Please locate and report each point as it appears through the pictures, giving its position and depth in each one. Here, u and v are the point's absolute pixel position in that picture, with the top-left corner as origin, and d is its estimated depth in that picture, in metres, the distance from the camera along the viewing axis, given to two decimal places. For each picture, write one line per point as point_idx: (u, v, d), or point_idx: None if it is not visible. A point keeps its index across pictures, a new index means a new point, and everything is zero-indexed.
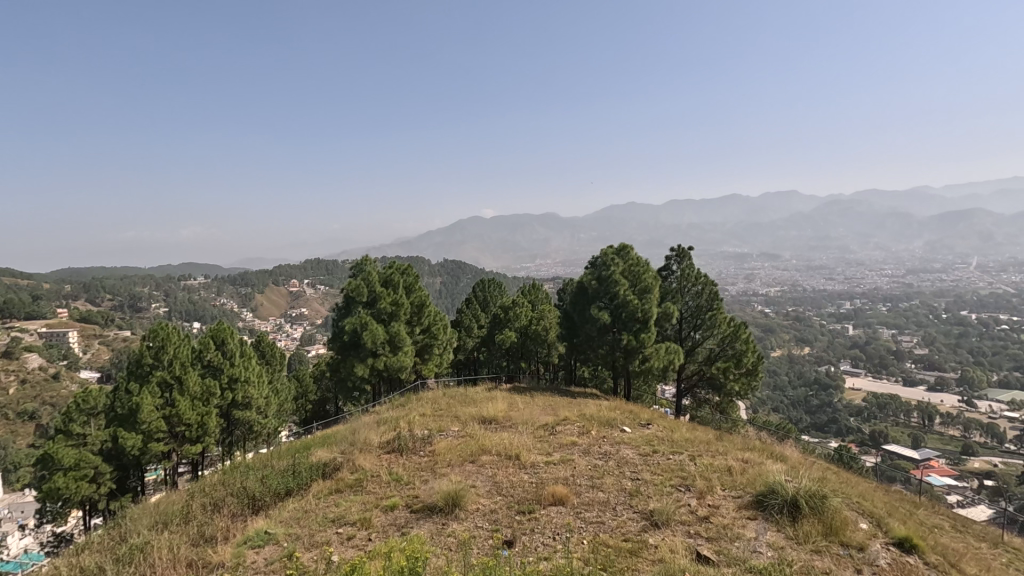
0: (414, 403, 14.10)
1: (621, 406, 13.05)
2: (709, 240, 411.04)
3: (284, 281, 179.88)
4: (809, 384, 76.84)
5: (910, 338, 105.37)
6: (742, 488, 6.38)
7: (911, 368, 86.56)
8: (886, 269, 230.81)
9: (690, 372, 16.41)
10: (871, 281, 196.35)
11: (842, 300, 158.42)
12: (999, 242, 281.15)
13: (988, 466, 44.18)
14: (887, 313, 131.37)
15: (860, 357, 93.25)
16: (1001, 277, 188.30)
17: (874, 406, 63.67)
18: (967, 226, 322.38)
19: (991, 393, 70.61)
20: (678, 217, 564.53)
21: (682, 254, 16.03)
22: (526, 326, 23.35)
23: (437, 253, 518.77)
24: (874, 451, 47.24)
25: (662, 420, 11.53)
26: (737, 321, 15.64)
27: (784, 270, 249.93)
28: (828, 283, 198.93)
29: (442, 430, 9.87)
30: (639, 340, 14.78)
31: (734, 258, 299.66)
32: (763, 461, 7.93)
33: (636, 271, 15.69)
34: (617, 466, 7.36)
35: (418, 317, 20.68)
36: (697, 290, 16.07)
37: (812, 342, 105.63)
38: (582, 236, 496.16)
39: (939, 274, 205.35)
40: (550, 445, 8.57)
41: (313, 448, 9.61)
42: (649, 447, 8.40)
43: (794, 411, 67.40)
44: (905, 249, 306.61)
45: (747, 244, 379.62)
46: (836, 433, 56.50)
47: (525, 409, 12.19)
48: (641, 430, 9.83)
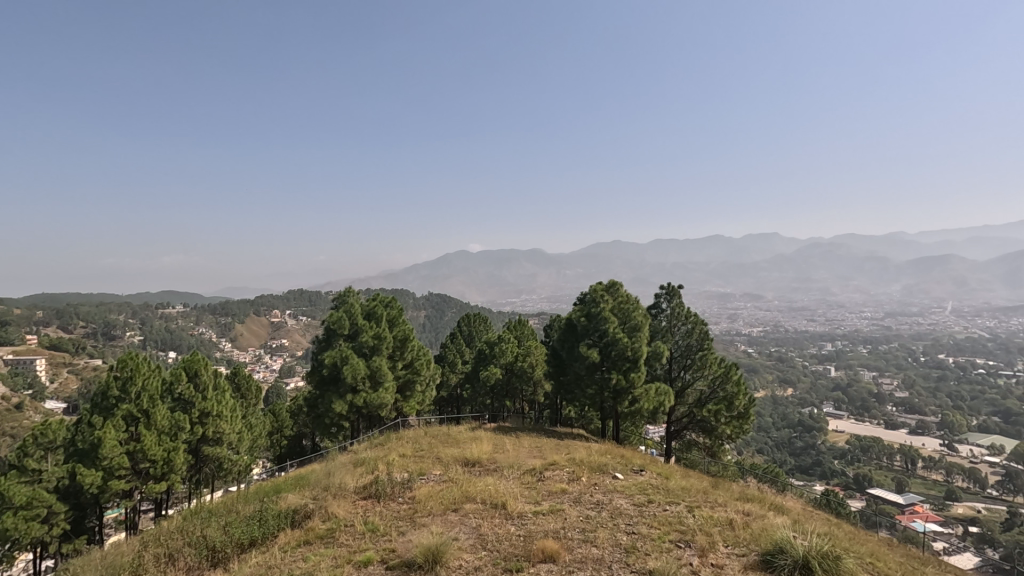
0: (393, 442, 13.46)
1: (612, 450, 12.53)
2: (693, 279, 416.69)
3: (265, 311, 177.14)
4: (792, 426, 76.68)
5: (891, 381, 106.30)
6: (746, 545, 5.95)
7: (893, 411, 86.95)
8: (866, 312, 235.30)
9: (680, 414, 15.95)
10: (851, 324, 199.07)
11: (824, 342, 160.22)
12: (972, 289, 289.17)
13: (972, 512, 43.90)
14: (868, 355, 132.99)
15: (842, 399, 93.64)
16: (976, 321, 192.91)
17: (857, 449, 63.55)
18: (941, 273, 331.64)
19: (971, 437, 71.03)
20: (662, 257, 573.59)
21: (672, 292, 15.93)
22: (511, 363, 22.73)
23: (422, 286, 516.79)
24: (859, 496, 46.74)
25: (653, 466, 11.08)
26: (727, 362, 15.38)
27: (766, 311, 253.38)
28: (810, 324, 201.87)
29: (422, 474, 9.29)
30: (628, 379, 14.39)
31: (717, 298, 303.86)
32: (764, 514, 7.53)
33: (625, 309, 15.42)
34: (610, 518, 6.88)
35: (400, 351, 20.08)
36: (686, 329, 15.84)
37: (795, 382, 105.97)
38: (568, 273, 499.35)
39: (916, 317, 209.53)
40: (541, 492, 8.06)
41: (284, 492, 8.93)
42: (643, 496, 7.93)
43: (779, 453, 66.91)
44: (883, 292, 312.98)
45: (730, 284, 385.11)
46: (820, 475, 56.15)
47: (511, 451, 11.64)
48: (633, 477, 9.37)
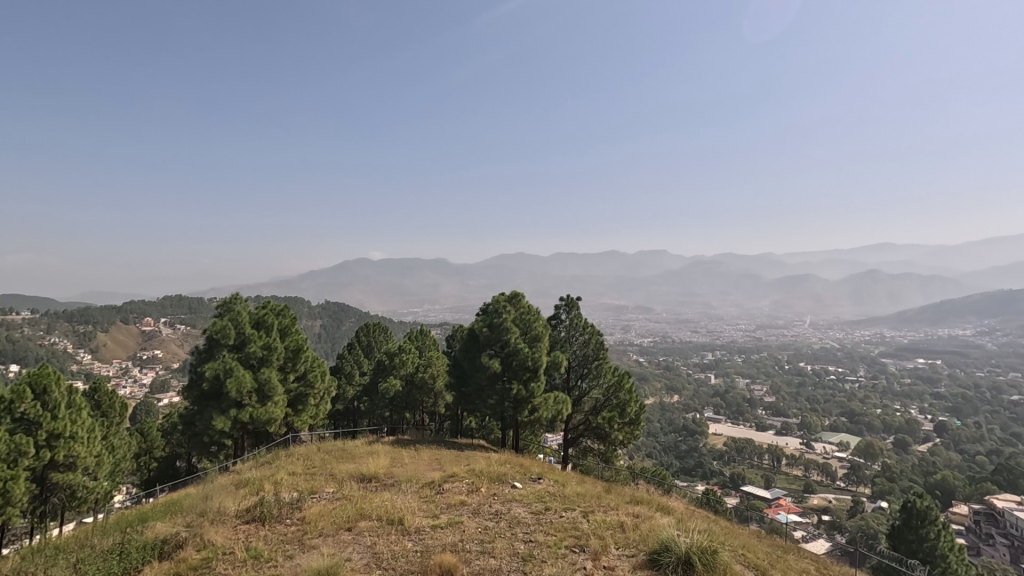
0: (282, 459, 12.58)
1: (510, 459, 12.65)
2: (590, 292, 434.71)
3: (135, 319, 159.14)
4: (678, 430, 82.24)
5: (761, 387, 117.80)
6: (635, 546, 6.25)
7: (762, 415, 96.25)
8: (740, 324, 259.19)
9: (576, 422, 16.47)
10: (728, 335, 217.98)
11: (705, 351, 173.90)
12: (826, 305, 329.15)
13: (825, 502, 49.67)
14: (742, 364, 146.13)
15: (720, 404, 102.03)
16: (828, 333, 219.67)
17: (733, 450, 69.02)
18: (801, 291, 374.35)
19: (825, 436, 80.48)
20: (562, 269, 593.02)
21: (570, 304, 16.58)
22: (412, 374, 22.24)
23: (317, 294, 491.12)
24: (734, 493, 51.12)
25: (551, 473, 11.31)
26: (620, 371, 16.18)
27: (656, 322, 270.48)
28: (694, 335, 218.53)
29: (313, 493, 8.79)
30: (528, 389, 14.68)
31: (612, 310, 319.40)
32: (652, 516, 7.98)
33: (526, 319, 15.73)
34: (508, 527, 6.93)
35: (292, 363, 18.96)
36: (584, 340, 16.47)
37: (680, 390, 113.92)
38: (471, 283, 500.33)
39: (781, 329, 234.07)
40: (439, 505, 7.93)
41: (152, 520, 8.02)
42: (540, 504, 8.09)
43: (665, 456, 71.34)
44: (755, 306, 346.56)
45: (624, 297, 407.04)
46: (701, 476, 60.73)
47: (409, 465, 11.37)
48: (531, 485, 9.53)
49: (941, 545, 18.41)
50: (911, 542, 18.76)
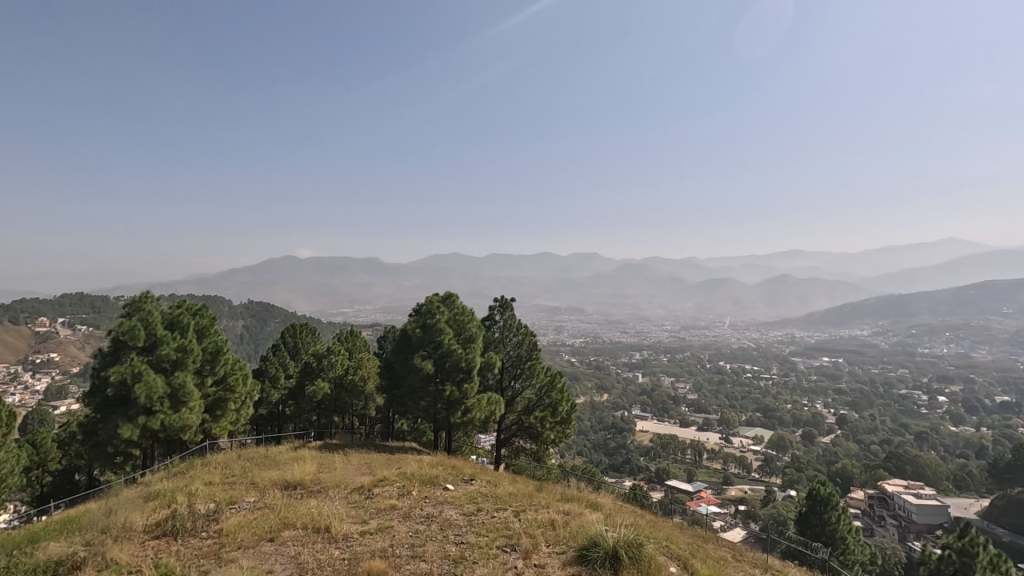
0: (198, 469, 11.82)
1: (442, 461, 12.54)
2: (524, 293, 439.14)
3: (27, 319, 144.17)
4: (607, 428, 84.69)
5: (685, 385, 123.63)
6: (565, 543, 6.38)
7: (685, 411, 100.98)
8: (666, 325, 270.70)
9: (509, 422, 16.48)
10: (655, 336, 227.16)
11: (633, 351, 180.22)
12: (743, 307, 350.23)
13: (741, 493, 52.79)
14: (668, 363, 152.64)
15: (646, 402, 106.02)
16: (745, 334, 233.88)
17: (658, 446, 71.86)
18: (722, 294, 396.28)
19: (742, 430, 85.55)
20: (497, 270, 595.14)
21: (504, 305, 16.67)
22: (341, 376, 21.52)
23: (239, 293, 465.22)
24: (659, 487, 53.28)
25: (483, 474, 11.31)
26: (553, 371, 16.46)
27: (587, 323, 277.28)
28: (623, 336, 226.04)
29: (232, 503, 8.29)
30: (461, 391, 14.59)
31: (545, 311, 324.39)
32: (581, 513, 8.18)
33: (460, 320, 15.63)
34: (439, 530, 6.86)
35: (210, 366, 17.86)
36: (517, 340, 16.61)
37: (610, 389, 117.38)
38: (405, 283, 492.09)
39: (703, 330, 246.51)
40: (368, 510, 7.73)
41: (44, 541, 7.26)
42: (472, 506, 8.06)
43: (595, 454, 73.29)
44: (680, 308, 363.12)
45: (557, 298, 414.43)
46: (629, 472, 62.88)
47: (337, 470, 10.98)
48: (464, 487, 9.48)
49: (841, 528, 20.04)
50: (816, 527, 20.27)
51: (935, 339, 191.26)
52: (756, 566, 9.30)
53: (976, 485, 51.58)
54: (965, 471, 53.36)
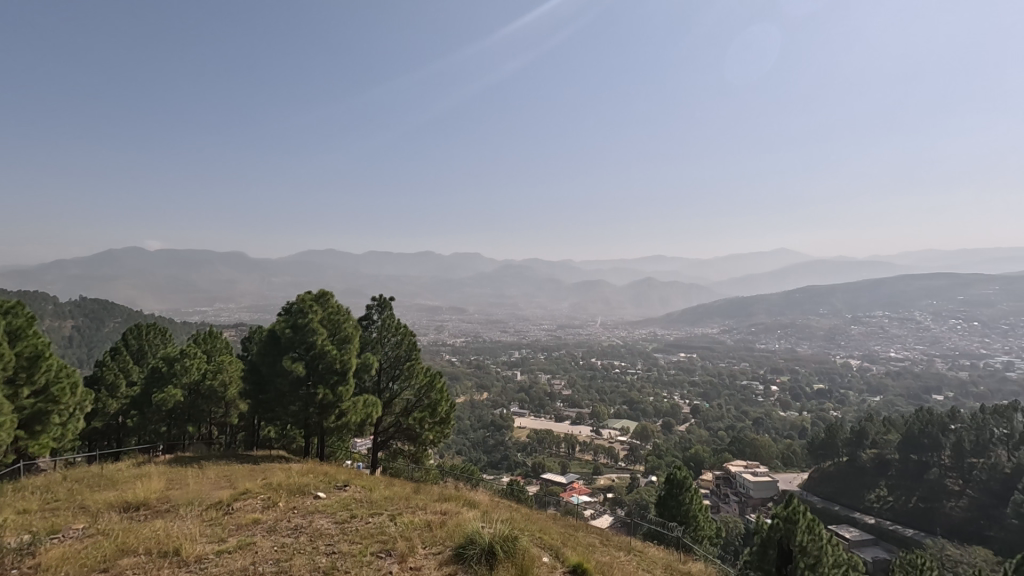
0: (8, 496, 9.97)
1: (314, 468, 11.88)
2: (404, 292, 430.20)
3: None
4: (486, 426, 85.91)
5: (560, 382, 129.35)
6: (442, 542, 6.37)
7: (560, 406, 105.71)
8: (544, 324, 281.11)
9: (387, 424, 16.07)
10: (533, 334, 234.91)
11: (513, 350, 184.78)
12: (613, 308, 374.86)
13: (609, 481, 56.48)
14: (545, 361, 158.59)
15: (524, 399, 109.23)
16: (615, 332, 250.50)
17: (535, 441, 74.33)
18: (594, 295, 420.66)
19: (610, 423, 91.53)
20: (376, 268, 576.95)
21: (383, 304, 16.22)
22: (197, 382, 19.51)
23: (67, 286, 400.72)
24: (535, 481, 55.28)
25: (358, 479, 10.90)
26: (432, 371, 16.31)
27: (468, 322, 278.86)
28: (503, 335, 230.93)
29: (54, 533, 7.11)
30: (335, 394, 13.94)
31: (426, 310, 321.07)
32: (458, 512, 8.25)
33: (335, 320, 14.87)
34: (310, 541, 6.48)
35: (27, 374, 15.20)
36: (396, 341, 16.21)
37: (489, 387, 119.25)
38: (274, 280, 458.36)
39: (578, 329, 259.57)
40: (227, 527, 7.07)
41: None
42: (345, 513, 7.71)
43: (475, 452, 74.03)
44: (557, 308, 379.10)
45: (438, 297, 411.69)
46: (507, 468, 64.46)
47: (189, 485, 9.90)
48: (337, 494, 9.04)
49: (694, 507, 22.20)
50: (673, 508, 22.27)
51: (769, 336, 219.76)
52: (620, 549, 9.99)
53: (799, 461, 60.11)
54: (791, 449, 61.88)
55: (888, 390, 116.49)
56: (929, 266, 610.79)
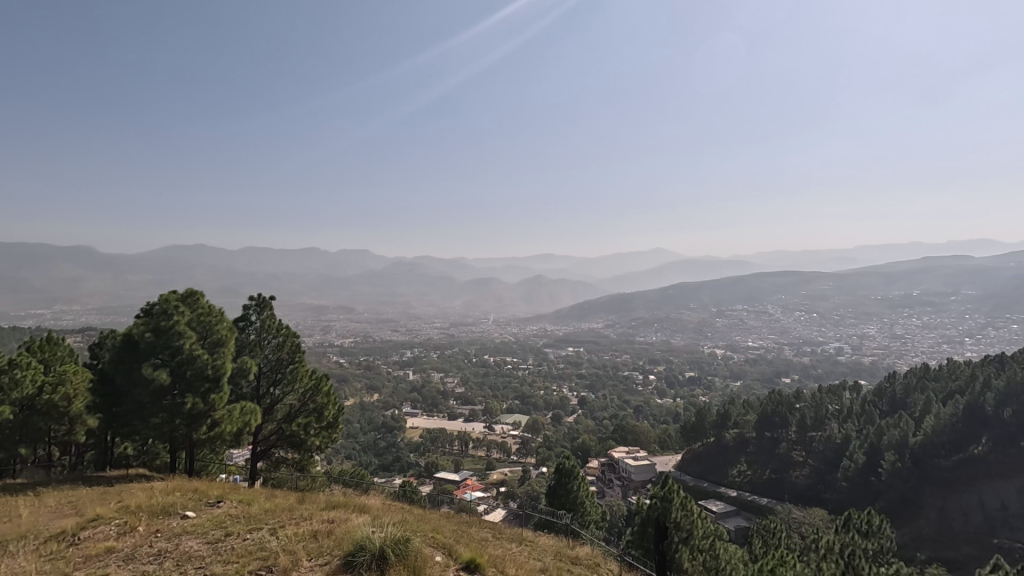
0: None
1: (182, 486, 10.76)
2: (286, 290, 404.00)
3: None
4: (377, 428, 83.38)
5: (453, 380, 129.08)
6: (328, 553, 6.07)
7: (453, 404, 105.60)
8: (436, 322, 278.69)
9: (268, 433, 15.00)
10: (426, 333, 232.24)
11: (404, 349, 181.15)
12: (505, 304, 381.38)
13: (502, 475, 57.42)
14: (438, 359, 157.36)
15: (417, 399, 107.58)
16: (507, 329, 254.90)
17: (428, 441, 73.40)
18: (487, 293, 425.11)
19: (503, 418, 93.18)
20: (254, 264, 536.02)
21: (262, 304, 15.08)
22: (33, 398, 16.77)
23: None
24: (428, 481, 54.74)
25: (234, 493, 10.06)
26: (319, 374, 15.50)
27: (357, 322, 268.64)
28: (394, 334, 225.61)
29: None
30: (207, 403, 12.73)
31: (310, 310, 304.52)
32: (347, 519, 7.97)
33: (205, 321, 13.54)
34: (177, 567, 5.86)
35: None
36: (277, 343, 15.19)
37: (380, 388, 115.94)
38: (131, 278, 408.01)
39: (470, 326, 260.74)
40: (71, 560, 6.17)
41: None
42: (220, 531, 7.09)
43: (365, 455, 71.59)
44: (449, 305, 377.68)
45: (324, 296, 392.05)
46: (399, 470, 63.20)
47: (20, 517, 8.46)
48: (209, 511, 8.27)
49: (581, 494, 23.27)
50: (562, 496, 23.19)
51: (647, 330, 236.32)
52: (512, 541, 10.22)
53: (674, 444, 65.41)
54: (667, 434, 67.09)
55: (746, 376, 130.59)
56: (779, 265, 692.92)
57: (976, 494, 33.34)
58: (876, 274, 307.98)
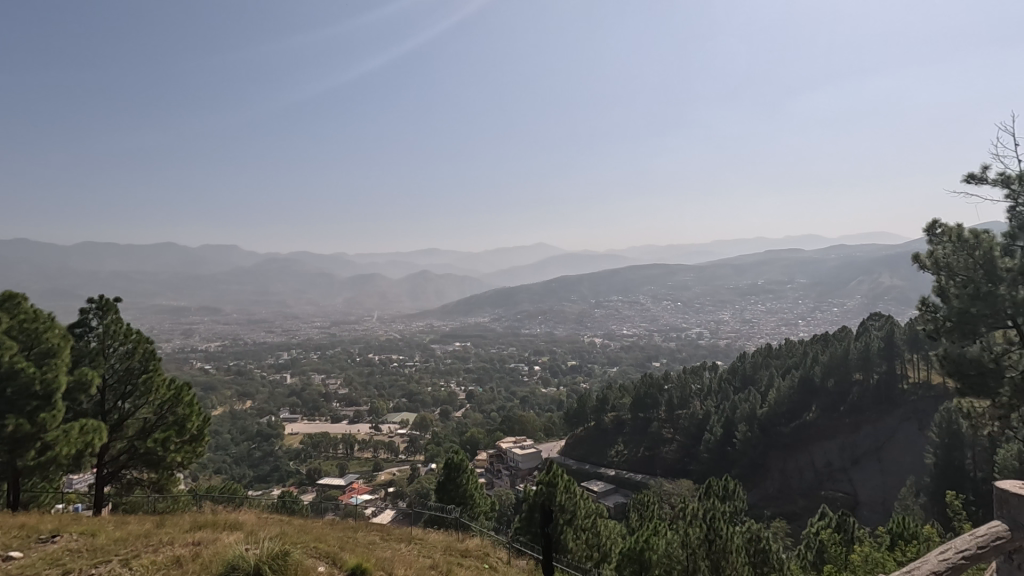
0: None
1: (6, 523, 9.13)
2: (137, 291, 358.68)
3: None
4: (251, 438, 77.26)
5: (336, 381, 123.39)
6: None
7: (337, 406, 101.10)
8: (315, 321, 264.27)
9: (116, 452, 13.25)
10: (304, 333, 219.45)
11: (280, 351, 169.57)
12: (389, 301, 372.05)
13: (390, 476, 56.14)
14: (318, 360, 149.32)
15: (296, 403, 101.32)
16: (392, 326, 248.98)
17: (309, 446, 69.51)
18: (370, 289, 411.59)
19: (390, 417, 91.09)
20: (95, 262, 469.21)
21: (104, 307, 13.21)
22: None
23: None
24: (310, 489, 51.87)
25: (75, 523, 8.76)
26: (177, 384, 13.98)
27: (224, 324, 246.36)
28: (268, 335, 210.15)
29: None
30: (37, 424, 10.94)
31: (168, 312, 273.67)
32: (217, 538, 7.37)
33: (30, 329, 11.56)
34: None
35: None
36: (125, 351, 13.46)
37: (254, 394, 107.52)
38: None
39: (353, 325, 250.96)
40: None
41: None
42: (57, 570, 6.13)
43: (238, 468, 66.08)
44: (329, 303, 359.87)
45: (184, 296, 354.35)
46: (278, 480, 59.36)
47: None
48: (41, 549, 7.12)
49: (469, 487, 23.47)
50: (451, 491, 23.20)
51: (531, 322, 243.88)
52: (401, 541, 10.03)
53: (558, 430, 68.47)
54: (551, 421, 69.96)
55: (622, 362, 140.05)
56: (648, 258, 750.33)
57: (809, 454, 38.65)
58: (728, 265, 345.11)
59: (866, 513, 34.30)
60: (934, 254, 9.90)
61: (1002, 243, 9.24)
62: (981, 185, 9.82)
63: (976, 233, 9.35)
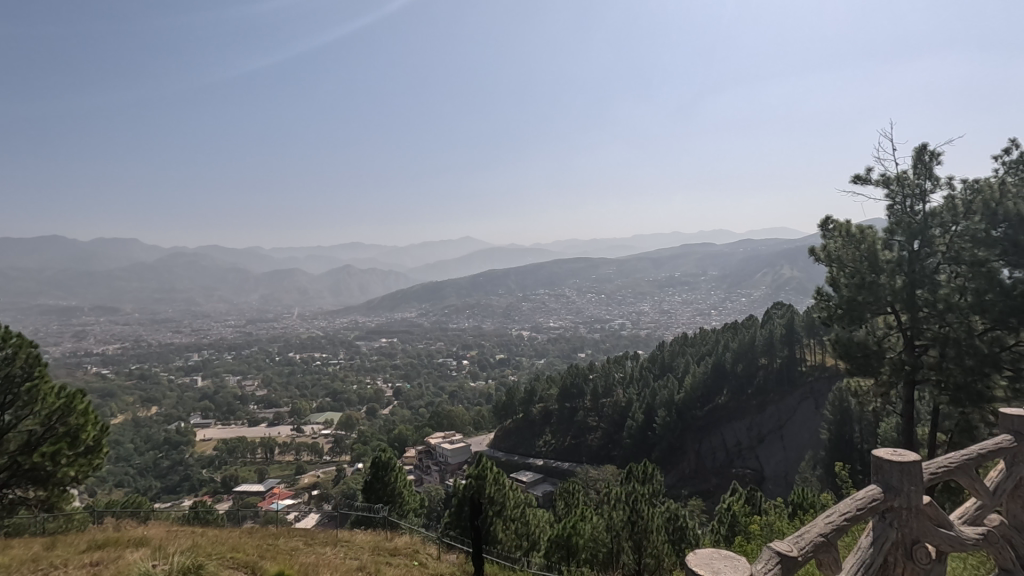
0: None
1: None
2: (17, 288, 321.12)
3: None
4: (157, 446, 71.76)
5: (253, 382, 117.28)
6: None
7: (254, 409, 96.10)
8: (228, 320, 249.63)
9: None
10: (216, 332, 206.82)
11: (189, 352, 158.38)
12: (309, 298, 357.80)
13: (314, 478, 54.24)
14: (232, 361, 141.10)
15: (208, 407, 95.20)
16: (313, 323, 239.91)
17: (224, 452, 65.54)
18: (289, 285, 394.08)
19: (312, 418, 88.07)
20: None
21: None
22: None
23: None
24: (226, 496, 49.07)
25: None
26: (68, 393, 12.78)
27: (123, 325, 226.03)
28: (175, 335, 195.81)
29: None
30: None
31: (55, 313, 247.57)
32: (121, 556, 6.84)
33: None
34: None
35: None
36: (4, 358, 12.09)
37: (159, 399, 99.77)
38: None
39: (270, 323, 239.32)
40: None
41: None
42: None
43: (143, 480, 61.17)
44: (244, 300, 340.33)
45: (75, 296, 322.46)
46: (189, 490, 55.83)
47: None
48: None
49: (398, 485, 23.07)
50: (379, 490, 22.70)
51: (459, 316, 243.57)
52: (326, 544, 9.74)
53: (487, 423, 69.40)
54: (480, 415, 70.72)
55: (549, 353, 143.32)
56: (572, 253, 769.08)
57: (720, 435, 41.31)
58: (646, 258, 361.54)
59: (771, 487, 37.33)
60: (828, 248, 10.81)
61: (884, 237, 10.27)
62: (866, 184, 10.89)
63: (863, 228, 10.27)
